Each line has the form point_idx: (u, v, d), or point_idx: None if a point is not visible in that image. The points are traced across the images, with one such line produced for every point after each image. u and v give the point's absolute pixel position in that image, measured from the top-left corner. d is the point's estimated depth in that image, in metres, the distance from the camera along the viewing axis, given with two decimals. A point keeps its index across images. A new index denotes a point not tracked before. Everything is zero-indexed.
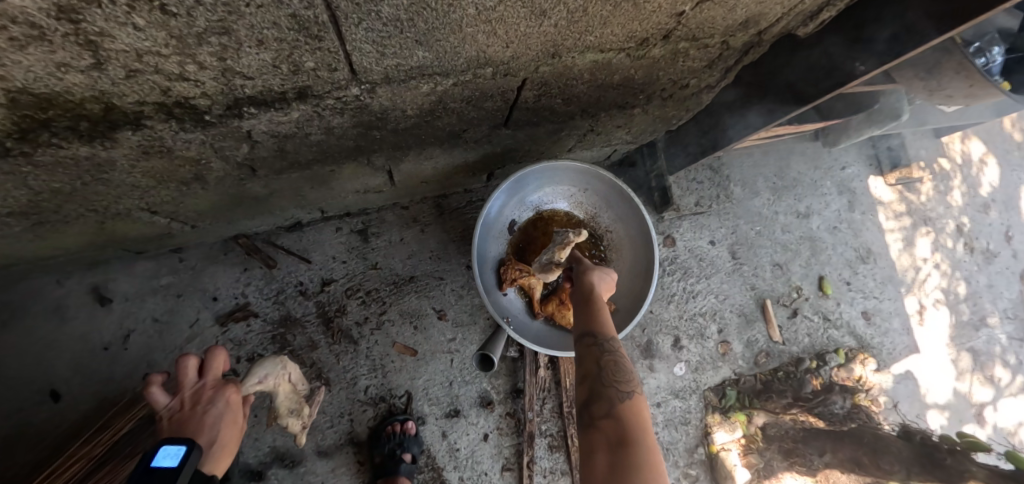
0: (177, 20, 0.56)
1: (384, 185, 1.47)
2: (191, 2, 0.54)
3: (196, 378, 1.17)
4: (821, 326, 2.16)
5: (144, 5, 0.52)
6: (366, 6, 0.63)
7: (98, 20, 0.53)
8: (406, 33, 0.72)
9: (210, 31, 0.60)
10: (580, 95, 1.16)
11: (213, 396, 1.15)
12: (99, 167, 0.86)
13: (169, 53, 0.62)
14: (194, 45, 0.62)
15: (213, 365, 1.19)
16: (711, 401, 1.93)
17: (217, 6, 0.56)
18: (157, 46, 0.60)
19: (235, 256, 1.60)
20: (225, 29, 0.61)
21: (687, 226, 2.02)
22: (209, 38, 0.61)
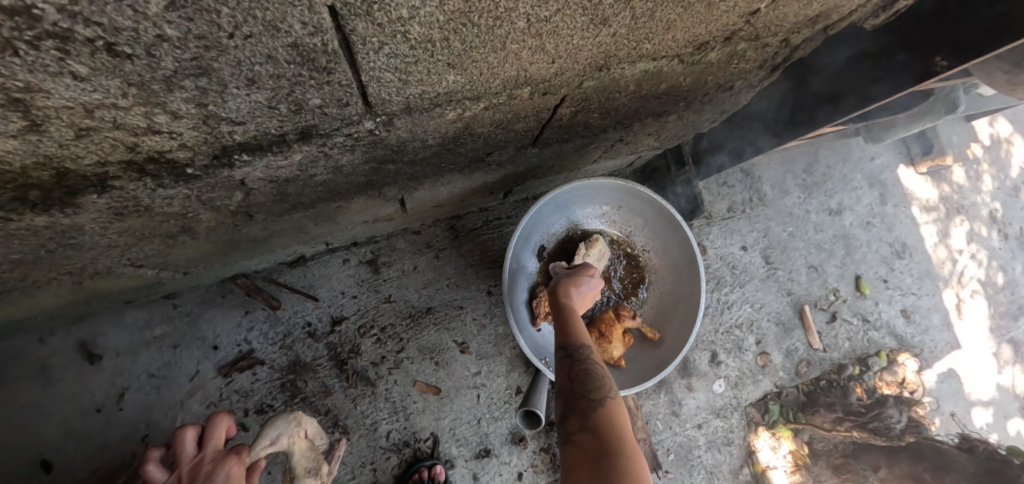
0: (136, 62, 0.42)
1: (396, 213, 1.33)
2: (152, 37, 0.40)
3: (194, 451, 1.04)
4: (861, 329, 2.04)
5: (84, 47, 0.38)
6: (388, 28, 0.49)
7: (22, 72, 0.38)
8: (435, 56, 0.57)
9: (183, 73, 0.46)
10: (619, 108, 1.02)
11: (207, 468, 0.99)
12: (65, 233, 0.71)
13: (129, 104, 0.47)
14: (163, 91, 0.47)
15: (212, 430, 1.06)
16: (754, 418, 1.81)
17: (188, 41, 0.42)
18: (112, 97, 0.46)
19: (235, 298, 1.45)
20: (203, 69, 0.46)
21: (717, 232, 1.89)
22: (183, 82, 0.47)
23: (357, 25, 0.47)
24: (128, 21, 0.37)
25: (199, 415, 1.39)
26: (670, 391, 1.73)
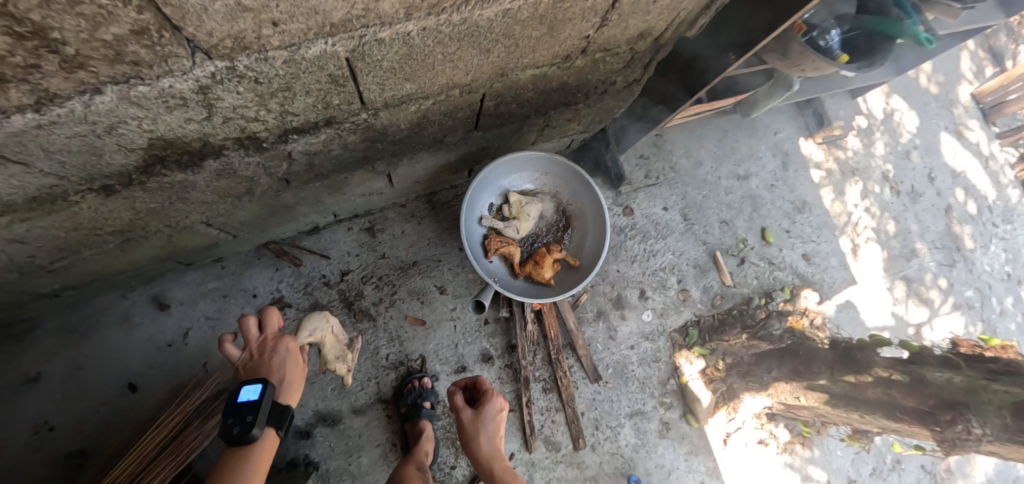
0: (263, 86, 0.89)
1: (386, 187, 1.82)
2: (273, 75, 0.87)
3: (259, 332, 1.43)
4: (767, 270, 2.53)
5: (247, 80, 0.85)
6: (375, 63, 0.98)
7: (218, 91, 0.85)
8: (399, 75, 1.07)
9: (279, 91, 0.93)
10: (530, 100, 1.53)
11: (274, 342, 1.41)
12: (185, 189, 1.17)
13: (252, 107, 0.94)
14: (268, 100, 0.95)
15: (269, 318, 1.43)
16: (677, 340, 2.29)
17: (286, 76, 0.89)
18: (247, 103, 0.93)
19: (268, 259, 1.94)
20: (288, 88, 0.94)
21: (642, 196, 2.38)
22: (278, 95, 0.94)
23: (359, 63, 0.96)
24: (267, 68, 0.84)
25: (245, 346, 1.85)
26: (607, 320, 2.22)
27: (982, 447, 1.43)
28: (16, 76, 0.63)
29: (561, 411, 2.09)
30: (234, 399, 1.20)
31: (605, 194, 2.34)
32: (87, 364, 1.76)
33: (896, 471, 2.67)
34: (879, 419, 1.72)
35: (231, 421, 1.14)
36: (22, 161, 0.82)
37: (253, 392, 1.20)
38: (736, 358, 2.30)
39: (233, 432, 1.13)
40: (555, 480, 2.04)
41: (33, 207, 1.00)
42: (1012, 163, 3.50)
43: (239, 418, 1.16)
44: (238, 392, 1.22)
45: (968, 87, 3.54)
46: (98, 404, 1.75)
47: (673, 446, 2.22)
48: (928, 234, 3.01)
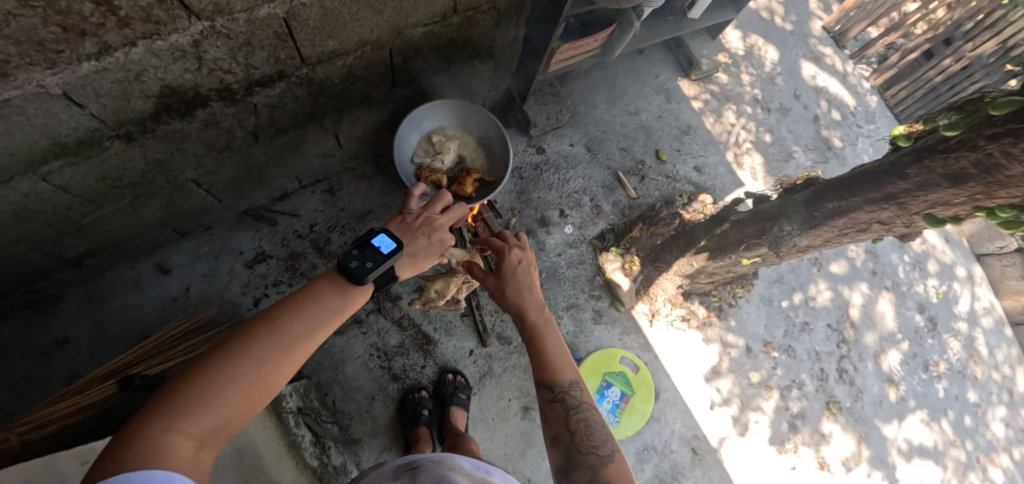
0: (232, 43, 1.39)
1: (336, 148, 2.33)
2: (238, 34, 1.37)
3: (436, 210, 1.48)
4: (666, 182, 3.09)
5: (221, 37, 1.35)
6: (304, 24, 1.49)
7: (203, 47, 1.35)
8: (323, 34, 1.58)
9: (243, 47, 1.43)
10: (430, 56, 2.08)
11: (432, 224, 1.43)
12: (182, 139, 1.65)
13: (226, 60, 1.44)
14: (236, 55, 1.45)
15: (454, 211, 1.50)
16: (597, 245, 2.81)
17: (247, 33, 1.39)
18: (222, 57, 1.42)
19: (249, 223, 2.39)
20: (248, 45, 1.44)
21: (550, 138, 2.94)
22: (242, 50, 1.44)
23: (293, 22, 1.46)
24: (234, 27, 1.34)
25: (239, 292, 2.28)
26: (536, 237, 2.73)
27: (797, 241, 1.96)
28: (90, 30, 1.12)
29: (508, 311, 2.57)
30: (372, 239, 1.23)
31: (520, 140, 2.89)
32: (106, 324, 2.14)
33: (806, 332, 3.12)
34: (740, 255, 2.22)
35: (355, 253, 1.14)
36: (79, 103, 1.30)
37: (387, 247, 1.23)
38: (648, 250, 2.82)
39: (351, 265, 1.12)
40: (511, 366, 2.49)
41: (79, 151, 1.46)
42: (867, 76, 4.08)
43: (359, 254, 1.14)
44: (377, 236, 1.25)
45: (818, 22, 4.19)
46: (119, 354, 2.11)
47: (608, 329, 2.71)
48: (802, 140, 3.62)
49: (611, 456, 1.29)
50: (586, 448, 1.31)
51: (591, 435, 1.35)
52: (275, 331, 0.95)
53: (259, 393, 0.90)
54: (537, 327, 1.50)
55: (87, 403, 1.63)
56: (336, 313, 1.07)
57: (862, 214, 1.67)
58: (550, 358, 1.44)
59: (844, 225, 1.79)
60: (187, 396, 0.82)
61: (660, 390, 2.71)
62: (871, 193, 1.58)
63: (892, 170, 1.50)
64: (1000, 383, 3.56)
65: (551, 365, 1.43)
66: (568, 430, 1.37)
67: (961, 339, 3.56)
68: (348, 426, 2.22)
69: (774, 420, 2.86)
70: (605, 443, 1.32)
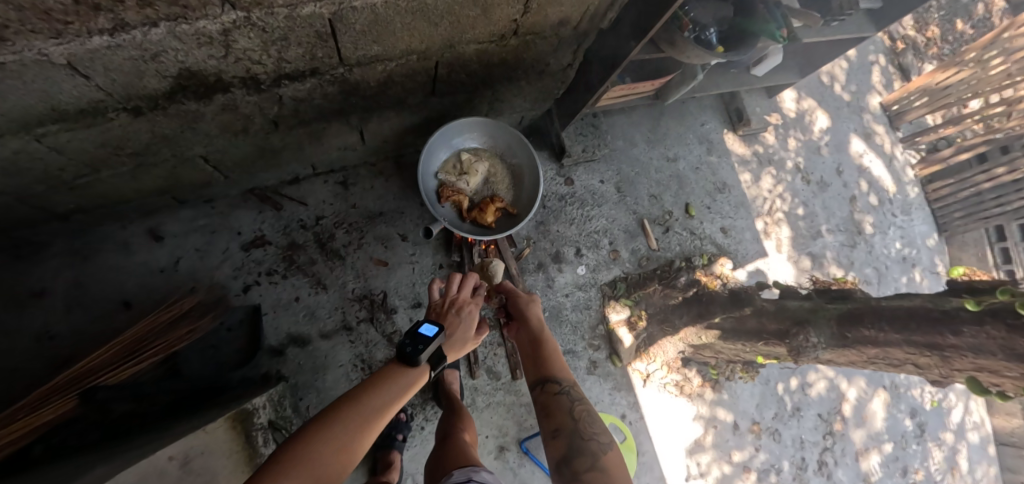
0: (267, 35, 1.23)
1: (358, 143, 2.17)
2: (275, 27, 1.21)
3: (458, 289, 1.51)
4: (688, 238, 2.96)
5: (257, 29, 1.19)
6: (349, 25, 1.32)
7: (236, 35, 1.19)
8: (368, 36, 1.41)
9: (279, 40, 1.27)
10: (477, 72, 1.92)
11: (462, 305, 1.46)
12: (196, 119, 1.51)
13: (258, 50, 1.28)
14: (270, 46, 1.28)
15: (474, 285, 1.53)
16: (606, 293, 2.68)
17: (285, 29, 1.23)
18: (254, 47, 1.26)
19: (253, 203, 2.27)
20: (285, 38, 1.27)
21: (581, 170, 2.78)
22: (278, 42, 1.28)
23: (338, 24, 1.30)
24: (272, 21, 1.19)
25: (229, 275, 2.18)
26: (546, 272, 2.59)
27: (820, 353, 1.83)
28: (107, 5, 0.97)
29: (502, 345, 2.44)
30: (418, 327, 1.29)
31: (550, 166, 2.73)
32: (86, 282, 2.04)
33: (795, 418, 3.03)
34: (755, 344, 2.11)
35: (408, 340, 1.23)
36: (85, 75, 1.15)
37: (431, 331, 1.29)
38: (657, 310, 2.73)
39: (406, 350, 1.21)
40: (495, 403, 2.39)
41: (80, 118, 1.31)
42: (911, 164, 3.95)
43: (413, 340, 1.23)
44: (421, 325, 1.32)
45: (877, 97, 4.03)
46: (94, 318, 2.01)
47: (600, 382, 2.61)
48: (834, 219, 3.51)
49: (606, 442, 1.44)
50: (587, 434, 1.46)
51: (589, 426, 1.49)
52: (355, 403, 1.06)
53: (341, 465, 0.96)
54: (544, 336, 1.73)
55: (42, 421, 1.40)
56: (405, 388, 1.19)
57: (898, 351, 1.55)
58: (554, 361, 1.66)
59: (875, 353, 1.66)
60: (283, 461, 0.90)
61: (639, 452, 2.62)
62: (916, 336, 1.46)
63: (946, 322, 1.38)
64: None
65: (555, 365, 1.65)
66: (571, 419, 1.50)
67: (947, 452, 3.49)
68: None
69: None
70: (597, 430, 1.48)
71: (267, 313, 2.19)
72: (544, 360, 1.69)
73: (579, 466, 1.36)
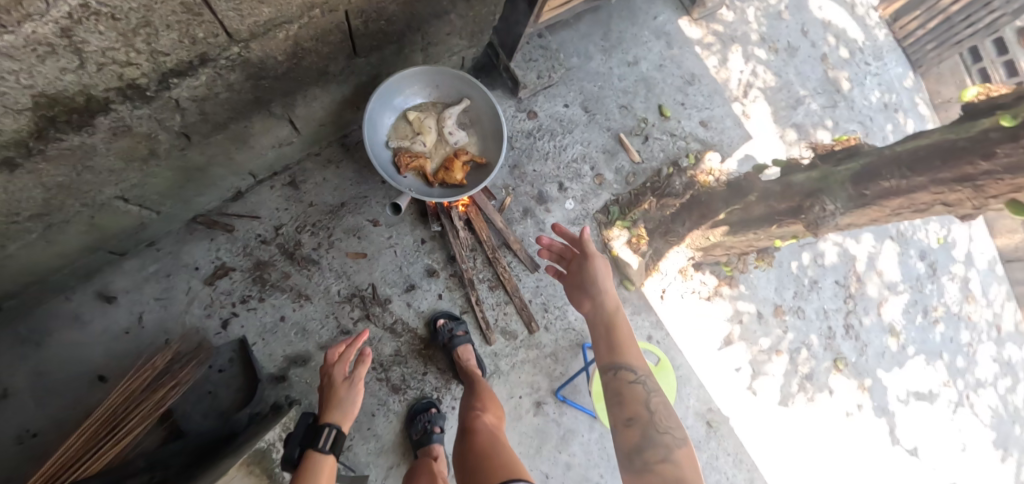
0: (123, 23, 1.00)
1: (293, 135, 1.94)
2: (129, 11, 0.99)
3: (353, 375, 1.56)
4: (670, 141, 2.73)
5: (107, 19, 0.97)
6: None
7: (84, 34, 0.97)
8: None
9: (140, 27, 1.04)
10: (397, 15, 1.68)
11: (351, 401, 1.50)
12: (87, 154, 1.30)
13: (120, 47, 1.06)
14: (134, 38, 1.06)
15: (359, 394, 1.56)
16: (601, 220, 2.49)
17: (142, 10, 1.00)
18: (115, 44, 1.04)
19: (201, 232, 2.06)
20: (147, 24, 1.05)
21: (542, 99, 2.52)
22: (141, 31, 1.06)
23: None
24: (119, 2, 0.95)
25: (201, 314, 1.98)
26: (534, 216, 2.38)
27: (838, 220, 1.73)
28: None
29: (511, 303, 2.27)
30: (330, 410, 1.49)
31: (507, 104, 2.47)
32: (51, 367, 1.85)
33: (814, 291, 2.96)
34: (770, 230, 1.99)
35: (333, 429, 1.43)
36: None
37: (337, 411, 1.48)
38: (653, 223, 2.47)
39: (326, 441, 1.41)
40: (520, 362, 2.23)
41: None
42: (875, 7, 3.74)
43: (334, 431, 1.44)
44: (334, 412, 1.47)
45: None
46: (73, 401, 1.84)
47: None
48: (810, 83, 3.34)
49: (679, 434, 1.39)
50: (662, 428, 1.40)
51: (663, 415, 1.45)
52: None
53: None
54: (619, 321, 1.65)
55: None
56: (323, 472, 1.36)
57: (925, 196, 1.41)
58: (626, 345, 1.59)
59: (899, 205, 1.54)
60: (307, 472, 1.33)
61: (674, 367, 2.54)
62: (943, 173, 1.30)
63: (974, 148, 1.19)
64: (961, 340, 3.44)
65: (628, 350, 1.58)
66: (645, 409, 1.44)
67: (919, 294, 3.34)
68: (350, 447, 1.97)
69: (784, 382, 2.82)
70: (675, 424, 1.43)
71: (255, 342, 2.01)
72: (619, 344, 1.60)
73: (655, 452, 1.32)
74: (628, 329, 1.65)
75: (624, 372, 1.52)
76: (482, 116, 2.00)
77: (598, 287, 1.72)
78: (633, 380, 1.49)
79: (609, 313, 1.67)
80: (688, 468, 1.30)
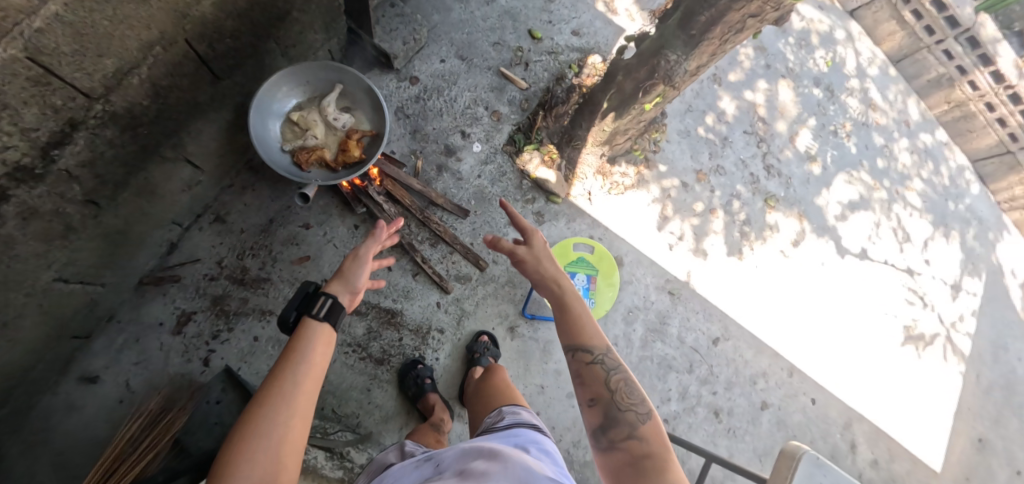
0: None
1: (196, 173, 2.09)
2: None
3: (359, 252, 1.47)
4: (551, 60, 2.84)
5: None
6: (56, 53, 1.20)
7: None
8: (88, 53, 1.29)
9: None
10: (239, 29, 1.79)
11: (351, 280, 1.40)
12: (7, 244, 1.42)
13: None
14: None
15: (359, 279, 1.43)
16: (510, 152, 2.61)
17: None
18: None
19: (152, 291, 2.18)
20: (4, 106, 1.16)
21: (418, 62, 2.63)
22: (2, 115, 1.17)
23: (42, 57, 1.19)
24: None
25: (181, 361, 2.13)
26: (449, 169, 2.51)
27: (689, 67, 1.91)
28: None
29: (456, 252, 2.42)
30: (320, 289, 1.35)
31: (387, 79, 2.58)
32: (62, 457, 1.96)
33: (727, 147, 3.10)
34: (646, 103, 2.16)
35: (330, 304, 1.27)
36: None
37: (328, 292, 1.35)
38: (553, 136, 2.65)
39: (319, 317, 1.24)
40: (481, 299, 2.40)
41: None
42: None
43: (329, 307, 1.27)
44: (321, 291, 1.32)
45: None
46: None
47: (554, 224, 2.60)
48: None
49: (646, 414, 1.16)
50: (625, 405, 1.16)
51: (627, 392, 1.19)
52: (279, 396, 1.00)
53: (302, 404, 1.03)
54: (570, 293, 1.38)
55: None
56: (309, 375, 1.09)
57: (733, 15, 1.65)
58: (580, 319, 1.32)
59: (723, 33, 1.75)
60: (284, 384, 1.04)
61: (623, 256, 2.69)
62: None
63: None
64: (877, 144, 3.65)
65: (584, 325, 1.30)
66: (607, 388, 1.19)
67: (824, 118, 3.50)
68: (359, 423, 2.13)
69: (728, 234, 2.96)
70: (642, 400, 1.18)
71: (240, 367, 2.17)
72: (574, 318, 1.33)
73: (618, 437, 1.11)
74: (583, 301, 1.38)
75: (579, 348, 1.26)
76: (357, 96, 2.15)
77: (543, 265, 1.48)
78: (590, 358, 1.23)
79: (556, 287, 1.41)
80: (656, 447, 1.07)
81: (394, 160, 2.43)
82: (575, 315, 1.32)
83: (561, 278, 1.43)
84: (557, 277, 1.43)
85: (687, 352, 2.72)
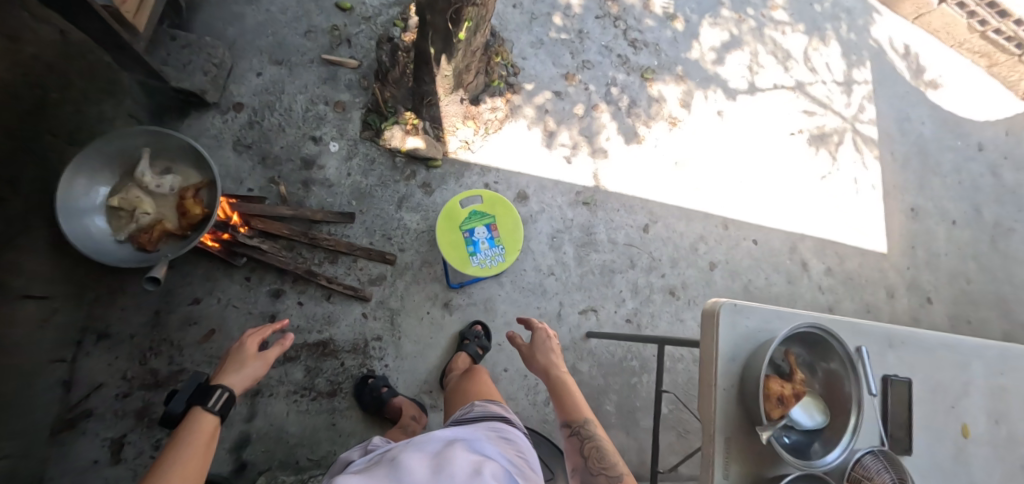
0: None
1: (47, 300, 1.85)
2: None
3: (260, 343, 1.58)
4: (370, 26, 2.63)
5: None
6: None
7: None
8: None
9: None
10: None
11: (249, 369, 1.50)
12: None
13: None
14: None
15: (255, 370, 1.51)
16: (371, 137, 2.46)
17: None
18: None
19: (70, 436, 1.93)
20: None
21: (233, 86, 2.39)
22: None
23: None
24: None
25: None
26: (315, 181, 2.36)
27: None
28: None
29: (359, 258, 2.32)
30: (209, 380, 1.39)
31: (209, 117, 2.34)
32: None
33: (585, 39, 3.00)
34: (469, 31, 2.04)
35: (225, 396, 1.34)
36: None
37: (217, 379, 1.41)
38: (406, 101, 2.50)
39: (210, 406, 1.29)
40: (404, 291, 2.34)
41: None
42: None
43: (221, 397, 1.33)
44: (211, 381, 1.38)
45: None
46: None
47: (445, 189, 2.50)
48: None
49: (619, 476, 1.29)
50: (596, 470, 1.31)
51: (601, 459, 1.34)
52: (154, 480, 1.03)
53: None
54: (562, 380, 1.62)
55: None
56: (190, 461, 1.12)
57: None
58: (570, 398, 1.54)
59: None
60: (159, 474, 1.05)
61: (526, 189, 2.64)
62: None
63: None
64: None
65: (572, 403, 1.52)
66: (581, 457, 1.36)
67: None
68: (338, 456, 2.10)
69: (619, 124, 2.94)
70: (616, 466, 1.32)
71: None
72: (563, 399, 1.55)
73: None
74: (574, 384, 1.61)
75: (565, 423, 1.47)
76: (174, 153, 1.95)
77: (544, 356, 1.72)
78: (572, 431, 1.43)
79: (552, 373, 1.66)
80: None
81: (246, 198, 2.21)
82: (565, 396, 1.55)
83: (556, 365, 1.67)
84: (553, 364, 1.69)
85: (623, 250, 2.75)
